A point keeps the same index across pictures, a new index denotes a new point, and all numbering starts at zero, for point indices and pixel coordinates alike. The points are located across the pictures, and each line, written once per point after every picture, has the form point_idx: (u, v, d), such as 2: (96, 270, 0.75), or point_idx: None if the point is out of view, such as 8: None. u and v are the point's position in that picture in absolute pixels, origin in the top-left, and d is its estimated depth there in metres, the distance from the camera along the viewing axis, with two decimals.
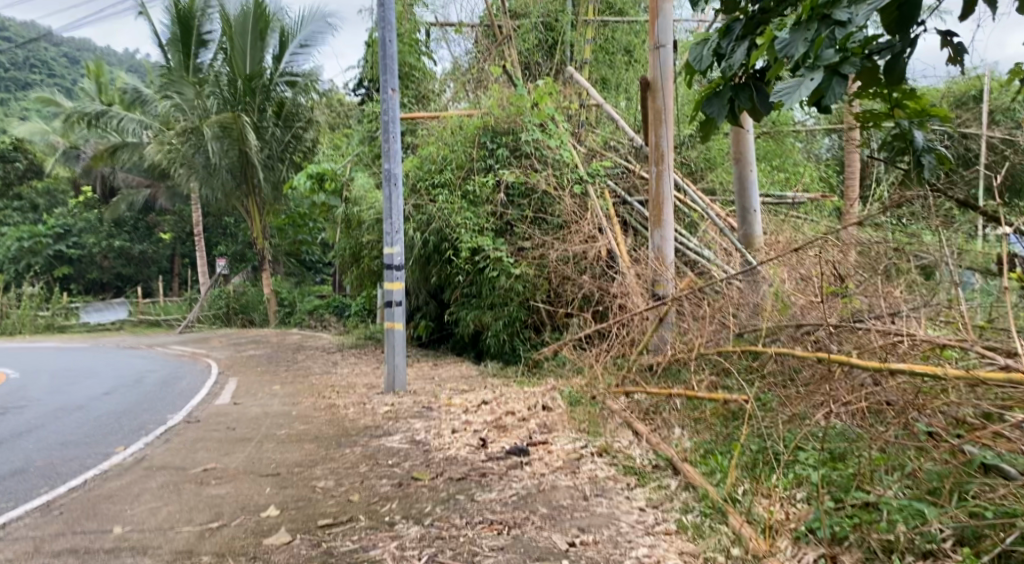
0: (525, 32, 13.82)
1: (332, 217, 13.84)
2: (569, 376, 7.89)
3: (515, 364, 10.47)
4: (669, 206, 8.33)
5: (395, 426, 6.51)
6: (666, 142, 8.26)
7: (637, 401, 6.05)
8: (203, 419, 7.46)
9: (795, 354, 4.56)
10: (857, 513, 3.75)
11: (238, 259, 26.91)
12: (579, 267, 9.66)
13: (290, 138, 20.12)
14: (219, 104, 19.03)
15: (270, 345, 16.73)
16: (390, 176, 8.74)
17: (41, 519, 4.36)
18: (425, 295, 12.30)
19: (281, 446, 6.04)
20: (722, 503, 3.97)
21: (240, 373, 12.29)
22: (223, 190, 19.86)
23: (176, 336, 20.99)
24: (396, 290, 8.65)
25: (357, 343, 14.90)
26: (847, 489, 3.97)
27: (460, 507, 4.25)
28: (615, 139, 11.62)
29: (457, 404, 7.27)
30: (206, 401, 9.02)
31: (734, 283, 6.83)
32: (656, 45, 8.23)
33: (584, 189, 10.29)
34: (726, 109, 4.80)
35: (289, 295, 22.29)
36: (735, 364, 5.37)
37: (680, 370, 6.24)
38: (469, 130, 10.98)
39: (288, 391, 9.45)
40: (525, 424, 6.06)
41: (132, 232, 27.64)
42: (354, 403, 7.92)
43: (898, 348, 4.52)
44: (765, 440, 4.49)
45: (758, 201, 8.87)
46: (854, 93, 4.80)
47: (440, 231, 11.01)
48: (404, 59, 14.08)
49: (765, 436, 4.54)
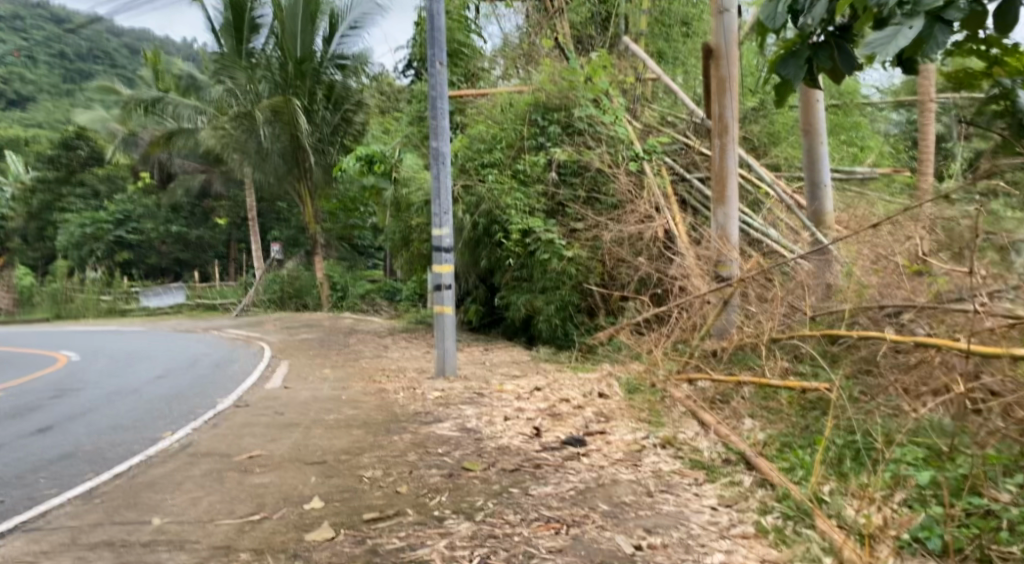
0: (577, 6, 13.36)
1: (382, 200, 13.70)
2: (625, 361, 7.53)
3: (568, 349, 10.17)
4: (733, 182, 7.88)
5: (446, 412, 6.27)
6: (730, 113, 7.80)
7: (702, 390, 5.69)
8: (253, 404, 7.37)
9: (889, 339, 4.17)
10: (973, 523, 3.35)
11: (292, 244, 27.14)
12: (634, 248, 9.31)
13: (340, 121, 20.14)
14: (270, 88, 18.95)
15: (323, 328, 16.76)
16: (438, 154, 8.43)
17: (82, 508, 4.26)
18: (475, 278, 12.05)
19: (329, 433, 5.86)
20: (808, 505, 3.59)
21: (292, 356, 12.31)
22: (276, 174, 19.96)
23: (232, 320, 21.28)
24: (445, 272, 8.41)
25: (408, 327, 14.81)
26: (959, 492, 3.56)
27: (514, 502, 3.97)
28: (672, 115, 11.18)
29: (509, 390, 7.01)
30: (257, 384, 8.97)
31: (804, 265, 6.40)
32: (719, 10, 7.79)
33: (640, 167, 9.91)
34: (804, 70, 4.40)
35: (342, 279, 22.32)
36: (813, 350, 4.97)
37: (750, 357, 5.85)
38: (520, 107, 10.72)
39: (338, 374, 9.34)
40: (581, 412, 5.75)
41: (189, 217, 28.10)
42: (404, 388, 7.73)
43: (1004, 332, 4.08)
44: (855, 434, 4.11)
45: (829, 176, 8.34)
46: (950, 48, 4.42)
47: (490, 213, 10.72)
48: (452, 37, 13.82)
49: (854, 429, 4.17)
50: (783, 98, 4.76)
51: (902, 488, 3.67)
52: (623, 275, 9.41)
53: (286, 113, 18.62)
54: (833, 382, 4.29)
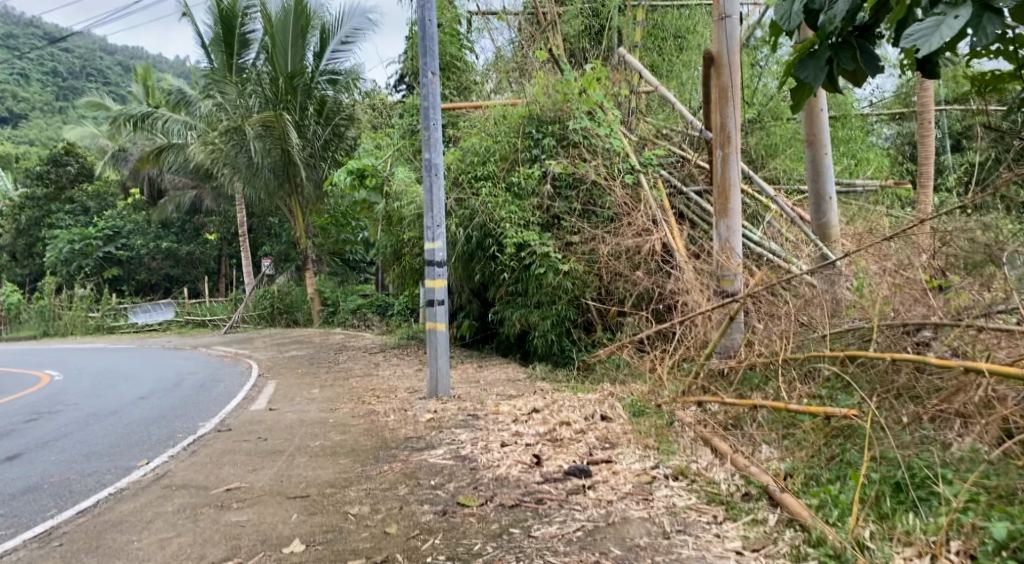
0: (571, 16, 13.17)
1: (372, 214, 13.33)
2: (627, 381, 7.18)
3: (565, 367, 9.81)
4: (737, 195, 7.56)
5: (439, 437, 5.91)
6: (733, 123, 7.49)
7: (711, 412, 5.35)
8: (235, 429, 6.98)
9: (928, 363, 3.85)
10: None
11: (283, 259, 26.73)
12: (632, 262, 8.98)
13: (331, 135, 19.72)
14: (261, 103, 18.72)
15: (314, 345, 16.36)
16: (431, 166, 8.11)
17: (38, 553, 3.89)
18: (468, 293, 11.68)
19: (313, 461, 5.48)
20: (854, 555, 3.25)
21: (280, 375, 11.90)
22: (266, 190, 19.64)
23: (221, 337, 20.84)
24: (438, 288, 8.03)
25: (400, 343, 14.42)
26: None
27: (515, 545, 3.62)
28: (668, 127, 10.89)
29: (506, 412, 6.66)
30: (242, 406, 8.57)
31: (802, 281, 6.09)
32: (721, 16, 7.46)
33: (636, 180, 9.63)
34: (824, 72, 4.17)
35: (333, 294, 21.92)
36: (836, 372, 4.62)
37: (762, 379, 5.53)
38: (514, 120, 10.40)
39: (327, 395, 8.94)
40: (583, 438, 5.39)
41: (179, 233, 27.69)
42: (394, 410, 7.36)
43: None
44: (897, 470, 3.80)
45: (834, 188, 8.05)
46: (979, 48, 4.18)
47: (483, 226, 10.32)
48: (445, 50, 13.59)
49: (897, 465, 3.84)
50: (801, 102, 4.45)
51: (960, 535, 3.34)
52: (621, 290, 9.07)
53: (277, 128, 18.28)
54: (865, 410, 3.97)
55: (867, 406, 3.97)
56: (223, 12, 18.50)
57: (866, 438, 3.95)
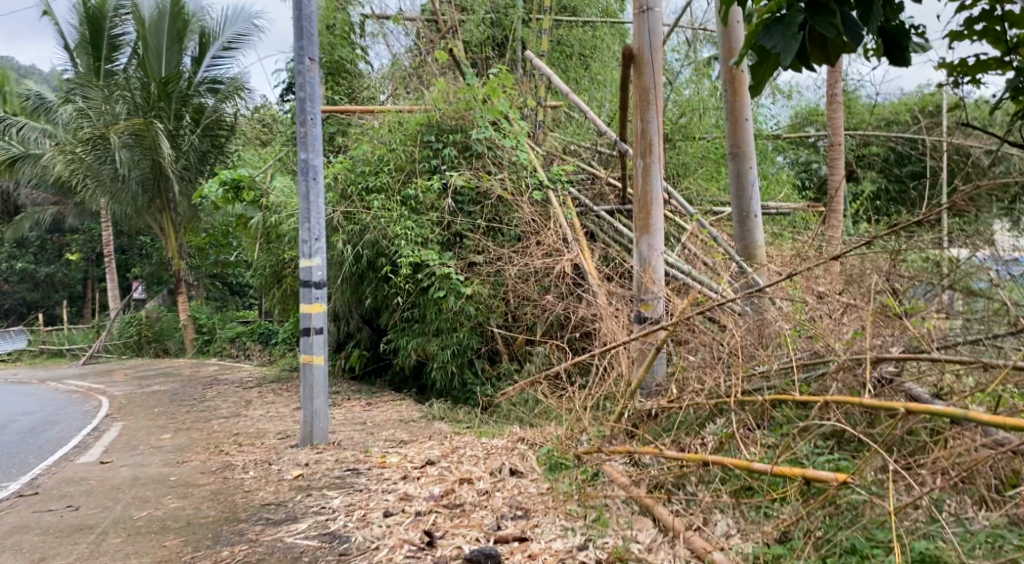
0: (474, 24, 12.27)
1: (247, 230, 11.78)
2: (537, 424, 6.16)
3: (465, 402, 8.75)
4: (659, 209, 6.69)
5: (306, 503, 4.68)
6: (654, 128, 6.65)
7: (646, 466, 4.44)
8: (47, 492, 5.50)
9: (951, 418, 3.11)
10: None
11: (155, 282, 24.37)
12: (541, 285, 8.11)
13: (211, 148, 18.03)
14: (128, 110, 16.69)
15: (180, 379, 14.55)
16: (308, 169, 6.85)
17: None
18: (357, 319, 10.38)
19: (129, 543, 4.14)
20: None
21: (132, 415, 10.20)
22: (133, 205, 17.78)
23: (77, 369, 18.51)
24: (316, 314, 6.76)
25: (279, 377, 12.89)
26: None
27: None
28: (575, 143, 10.13)
29: (393, 464, 5.52)
30: (67, 458, 6.99)
31: (733, 306, 5.32)
32: (642, 8, 6.64)
33: (545, 196, 8.75)
34: (797, 43, 3.30)
35: (210, 321, 20.00)
36: (809, 421, 3.79)
37: (702, 422, 4.70)
38: (411, 127, 9.25)
39: (179, 441, 7.47)
40: (489, 503, 4.35)
41: (38, 253, 25.09)
42: (257, 463, 6.05)
43: None
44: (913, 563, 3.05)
45: (758, 206, 7.32)
46: None
47: (376, 244, 9.11)
48: (335, 52, 12.40)
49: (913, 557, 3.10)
50: (761, 81, 3.65)
51: None
52: (529, 315, 8.18)
53: (147, 137, 16.56)
54: (871, 482, 3.20)
55: (872, 474, 3.18)
56: (90, 11, 16.56)
57: (880, 518, 3.19)
